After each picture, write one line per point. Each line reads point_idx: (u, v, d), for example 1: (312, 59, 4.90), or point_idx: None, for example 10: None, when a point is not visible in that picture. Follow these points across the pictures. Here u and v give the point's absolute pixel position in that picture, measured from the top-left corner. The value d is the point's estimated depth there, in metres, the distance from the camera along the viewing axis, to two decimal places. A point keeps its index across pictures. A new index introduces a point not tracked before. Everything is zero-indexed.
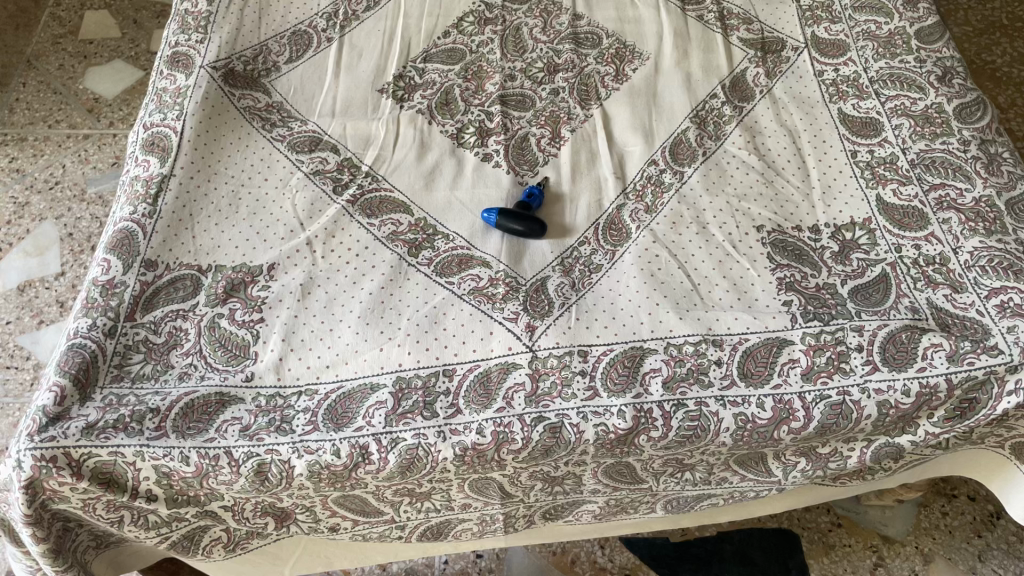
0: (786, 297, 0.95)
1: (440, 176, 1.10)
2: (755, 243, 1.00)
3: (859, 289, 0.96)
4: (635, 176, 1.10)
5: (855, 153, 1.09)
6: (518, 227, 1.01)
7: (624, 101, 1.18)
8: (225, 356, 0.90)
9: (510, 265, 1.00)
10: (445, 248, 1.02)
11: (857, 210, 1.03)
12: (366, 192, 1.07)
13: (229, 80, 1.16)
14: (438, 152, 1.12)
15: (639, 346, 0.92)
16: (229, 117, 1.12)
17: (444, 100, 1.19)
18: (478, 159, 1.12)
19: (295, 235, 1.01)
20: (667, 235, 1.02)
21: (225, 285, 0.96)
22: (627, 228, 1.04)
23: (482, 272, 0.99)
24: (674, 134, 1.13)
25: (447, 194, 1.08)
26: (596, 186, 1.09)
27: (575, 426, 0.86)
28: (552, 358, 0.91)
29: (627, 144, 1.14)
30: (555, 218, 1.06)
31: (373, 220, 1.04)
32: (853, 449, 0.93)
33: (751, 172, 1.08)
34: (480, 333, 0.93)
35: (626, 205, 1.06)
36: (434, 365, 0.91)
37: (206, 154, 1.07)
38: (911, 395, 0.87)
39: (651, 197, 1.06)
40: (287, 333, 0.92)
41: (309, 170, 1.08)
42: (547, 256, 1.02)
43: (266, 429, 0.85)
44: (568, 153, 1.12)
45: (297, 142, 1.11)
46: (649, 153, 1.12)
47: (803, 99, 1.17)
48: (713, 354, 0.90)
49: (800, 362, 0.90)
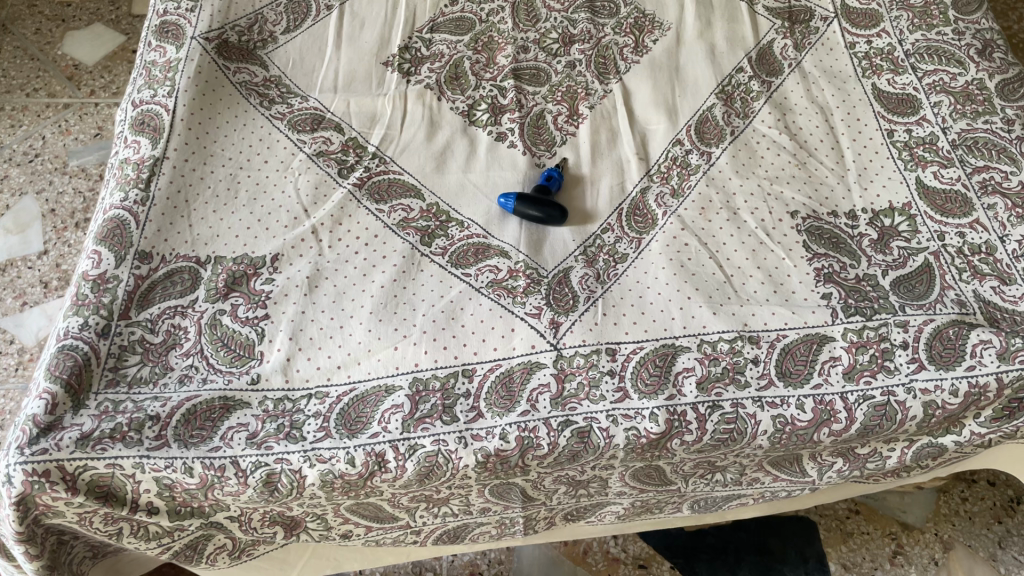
0: (825, 289, 0.89)
1: (452, 157, 1.03)
2: (790, 230, 0.95)
3: (901, 280, 0.90)
4: (659, 157, 1.03)
5: (891, 132, 1.03)
6: (537, 213, 0.95)
7: (645, 76, 1.11)
8: (228, 356, 0.84)
9: (530, 254, 0.94)
10: (459, 236, 0.96)
11: (895, 194, 0.98)
12: (374, 174, 1.00)
13: (224, 52, 1.08)
14: (449, 131, 1.05)
15: (671, 343, 0.86)
16: (224, 93, 1.04)
17: (453, 73, 1.11)
18: (492, 138, 1.05)
19: (299, 223, 0.95)
20: (697, 222, 0.96)
21: (226, 278, 0.89)
22: (652, 214, 0.98)
23: (501, 262, 0.93)
24: (699, 111, 1.07)
25: (460, 177, 1.01)
26: (617, 168, 1.03)
27: (604, 431, 0.81)
28: (578, 357, 0.85)
29: (650, 122, 1.07)
30: (575, 202, 1.00)
31: (382, 205, 0.97)
32: (893, 449, 0.88)
33: (783, 153, 1.02)
34: (501, 329, 0.87)
35: (651, 188, 1.00)
36: (453, 365, 0.85)
37: (201, 134, 0.99)
38: (959, 395, 0.82)
39: (678, 180, 1.00)
40: (294, 331, 0.86)
41: (312, 151, 1.01)
42: (569, 243, 0.95)
43: (275, 437, 0.80)
44: (587, 132, 1.06)
45: (298, 120, 1.04)
46: (674, 132, 1.05)
47: (834, 73, 1.10)
48: (750, 352, 0.85)
49: (842, 360, 0.85)
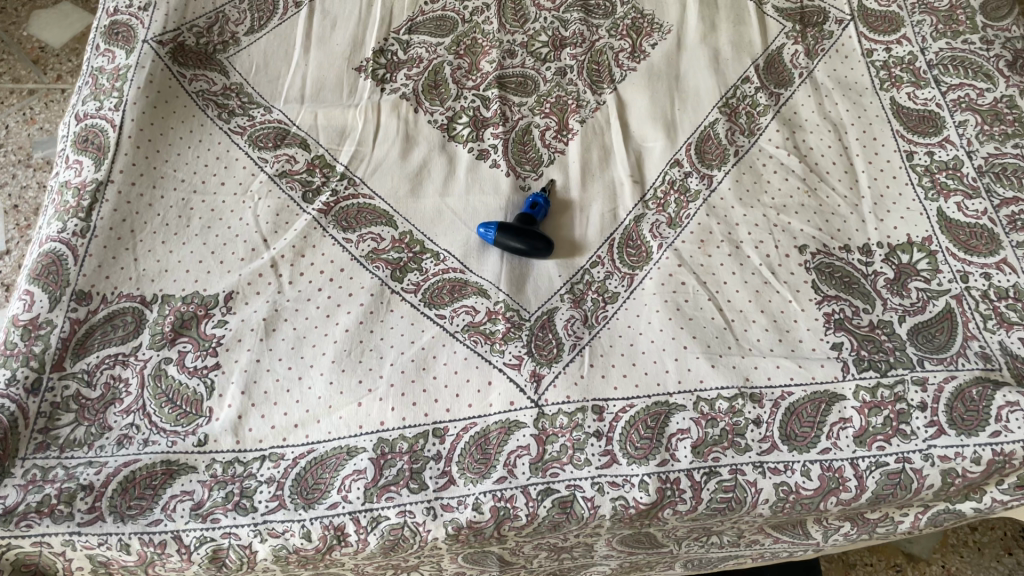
0: (836, 337, 0.81)
1: (428, 178, 0.94)
2: (798, 268, 0.86)
3: (919, 328, 0.82)
4: (655, 180, 0.94)
5: (911, 155, 0.94)
6: (521, 246, 0.86)
7: (642, 85, 1.02)
8: (173, 414, 0.76)
9: (511, 292, 0.85)
10: (434, 270, 0.87)
11: (915, 227, 0.89)
12: (341, 199, 0.91)
13: (179, 57, 0.98)
14: (426, 148, 0.96)
15: (664, 401, 0.78)
16: (178, 104, 0.95)
17: (432, 81, 1.02)
18: (473, 156, 0.96)
19: (257, 256, 0.86)
20: (695, 256, 0.87)
21: (173, 321, 0.81)
22: (647, 246, 0.89)
23: (479, 301, 0.84)
24: (701, 127, 0.97)
25: (437, 202, 0.92)
26: (610, 192, 0.94)
27: (589, 501, 0.73)
28: (562, 416, 0.77)
29: (647, 139, 0.98)
30: (562, 232, 0.91)
31: (350, 234, 0.88)
32: (906, 514, 0.80)
33: (791, 177, 0.93)
34: (476, 383, 0.79)
35: (646, 216, 0.91)
36: (423, 424, 0.77)
37: (151, 153, 0.90)
38: (982, 464, 0.74)
39: (675, 207, 0.91)
40: (247, 383, 0.78)
41: (273, 171, 0.92)
42: (554, 279, 0.87)
43: (223, 507, 0.72)
44: (577, 150, 0.97)
45: (260, 135, 0.95)
46: (672, 150, 0.96)
47: (850, 84, 1.01)
48: (751, 412, 0.77)
49: (853, 422, 0.76)
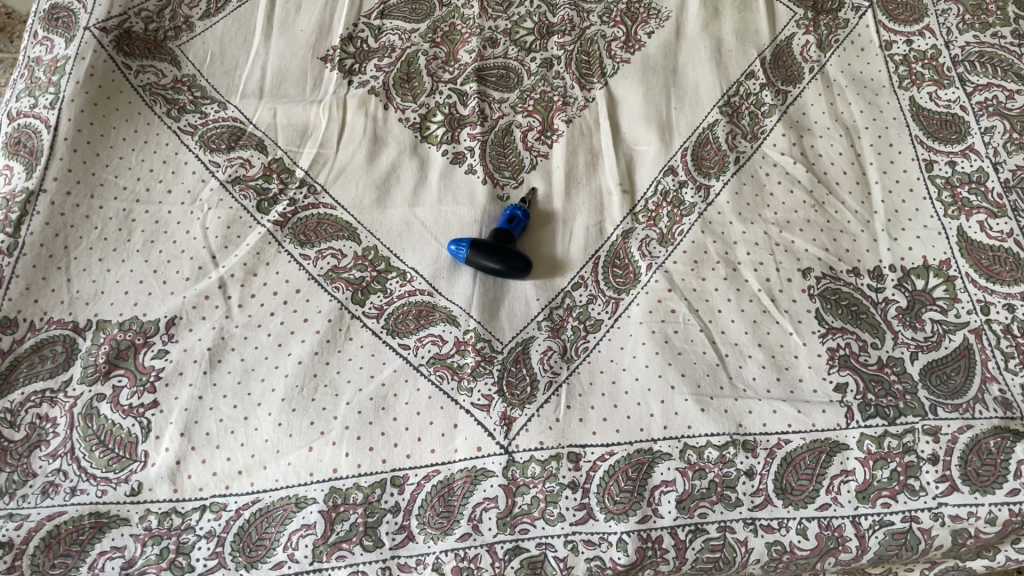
0: (840, 377, 0.73)
1: (397, 185, 0.85)
2: (800, 295, 0.78)
3: (932, 367, 0.74)
4: (647, 190, 0.86)
5: (931, 165, 0.85)
6: (496, 267, 0.78)
7: (636, 80, 0.92)
8: (104, 458, 0.69)
9: (484, 319, 0.77)
10: (399, 292, 0.79)
11: (932, 248, 0.80)
12: (300, 209, 0.83)
13: (124, 46, 0.89)
14: (395, 151, 0.87)
15: (647, 449, 0.70)
16: (123, 101, 0.86)
17: (405, 72, 0.92)
18: (447, 160, 0.87)
19: (204, 274, 0.78)
20: (687, 280, 0.79)
21: (108, 351, 0.73)
22: (635, 266, 0.81)
23: (447, 329, 0.76)
24: (698, 130, 0.89)
25: (405, 213, 0.84)
26: (596, 203, 0.85)
27: (561, 562, 0.66)
28: (534, 464, 0.69)
29: (639, 142, 0.89)
30: (542, 248, 0.83)
31: (308, 250, 0.81)
32: (911, 569, 0.73)
33: (797, 189, 0.84)
34: (440, 426, 0.71)
35: (634, 231, 0.83)
36: (380, 472, 0.69)
37: (90, 157, 0.82)
38: (998, 525, 0.66)
39: (667, 223, 0.83)
40: (188, 423, 0.70)
41: (225, 177, 0.84)
42: (532, 304, 0.79)
43: (156, 566, 0.65)
44: (562, 155, 0.88)
45: (212, 135, 0.86)
46: (666, 156, 0.87)
47: (865, 82, 0.92)
48: (743, 462, 0.69)
49: (856, 475, 0.69)
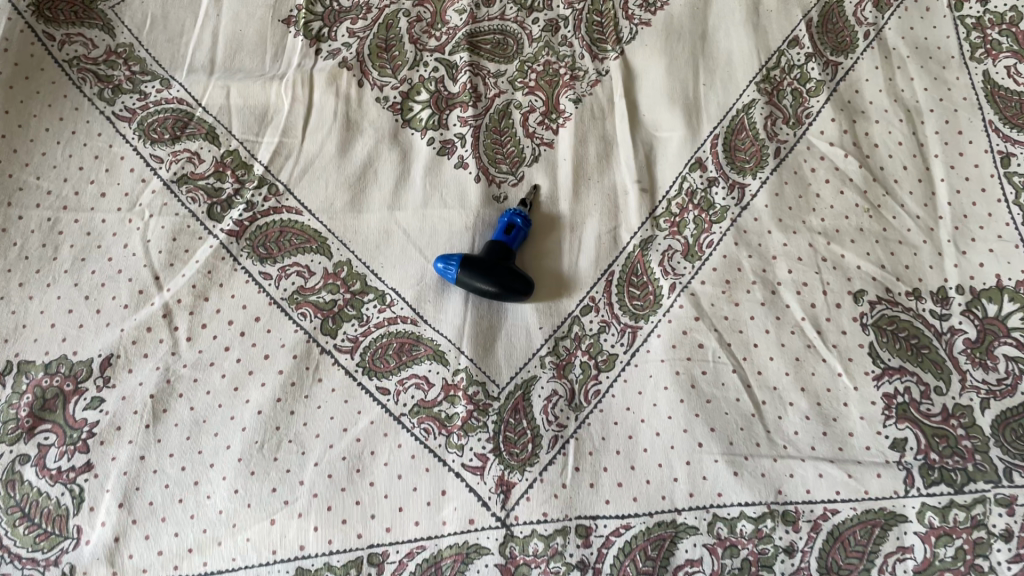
0: (898, 431, 0.62)
1: (374, 183, 0.72)
2: (850, 325, 0.66)
3: (1006, 418, 0.62)
4: (669, 188, 0.72)
5: (1008, 160, 0.72)
6: (492, 291, 0.66)
7: (657, 48, 0.78)
8: (30, 535, 0.58)
9: (477, 355, 0.65)
10: (377, 319, 0.67)
11: (1008, 264, 0.68)
12: (258, 214, 0.70)
13: (46, 12, 0.75)
14: (372, 139, 0.74)
15: (670, 521, 0.59)
16: (44, 81, 0.72)
17: (383, 39, 0.78)
18: (433, 151, 0.74)
19: (145, 300, 0.66)
20: (717, 305, 0.67)
21: (32, 402, 0.62)
22: (655, 286, 0.68)
23: (433, 369, 0.64)
24: (731, 112, 0.75)
25: (384, 219, 0.71)
26: (609, 205, 0.72)
27: None
28: (536, 540, 0.58)
29: (661, 127, 0.75)
30: (545, 262, 0.70)
31: (269, 268, 0.68)
32: None
33: (849, 189, 0.71)
34: (425, 493, 0.60)
35: (655, 241, 0.70)
36: (355, 549, 0.58)
37: (6, 155, 0.69)
38: None
39: (693, 231, 0.70)
40: (127, 491, 0.59)
41: (169, 176, 0.70)
42: (533, 334, 0.67)
43: None
44: (569, 145, 0.74)
45: (154, 121, 0.72)
46: (693, 145, 0.74)
47: (931, 50, 0.77)
48: (784, 537, 0.58)
49: (914, 553, 0.58)
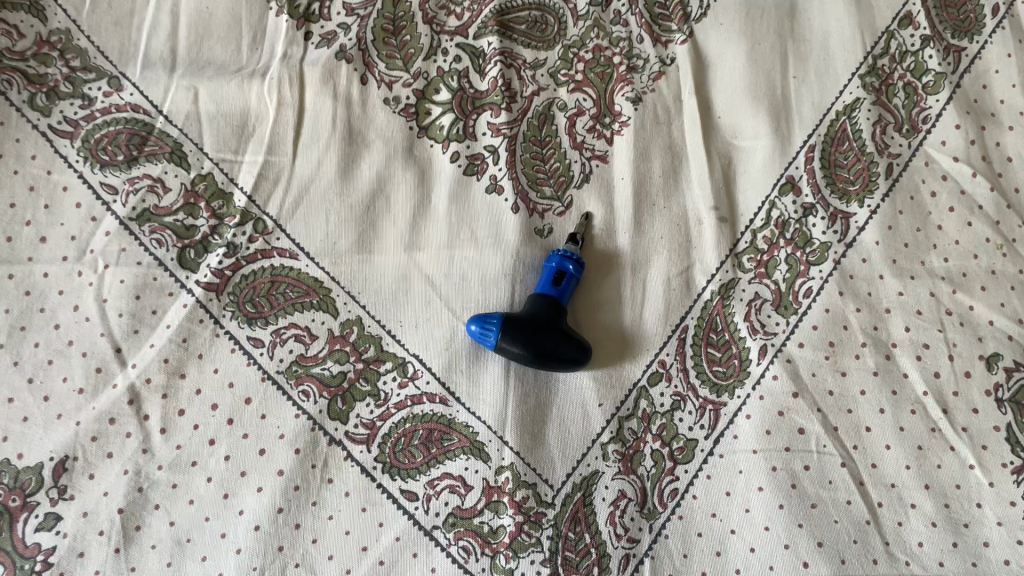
0: None
1: (387, 215, 0.58)
2: (983, 401, 0.54)
3: None
4: (754, 216, 0.58)
5: None
6: (523, 355, 0.52)
7: (736, 27, 0.62)
8: None
9: (524, 445, 0.53)
10: (397, 398, 0.54)
11: None
12: (243, 261, 0.56)
13: None
14: (381, 155, 0.59)
15: None
16: None
17: (391, 17, 0.61)
18: (458, 170, 0.59)
19: (105, 381, 0.52)
20: (819, 376, 0.54)
21: None
22: (740, 348, 0.55)
23: (471, 467, 0.52)
24: (830, 115, 0.60)
25: (401, 262, 0.57)
26: (679, 238, 0.58)
27: None
28: None
29: (741, 134, 0.60)
30: (602, 314, 0.56)
31: (259, 332, 0.54)
32: None
33: (978, 218, 0.57)
34: None
35: (738, 287, 0.57)
36: None
37: None
38: None
39: (785, 274, 0.57)
40: None
41: (127, 212, 0.56)
42: (591, 413, 0.54)
43: None
44: (628, 159, 0.59)
45: (104, 137, 0.57)
46: (783, 159, 0.59)
47: None
48: None
49: None
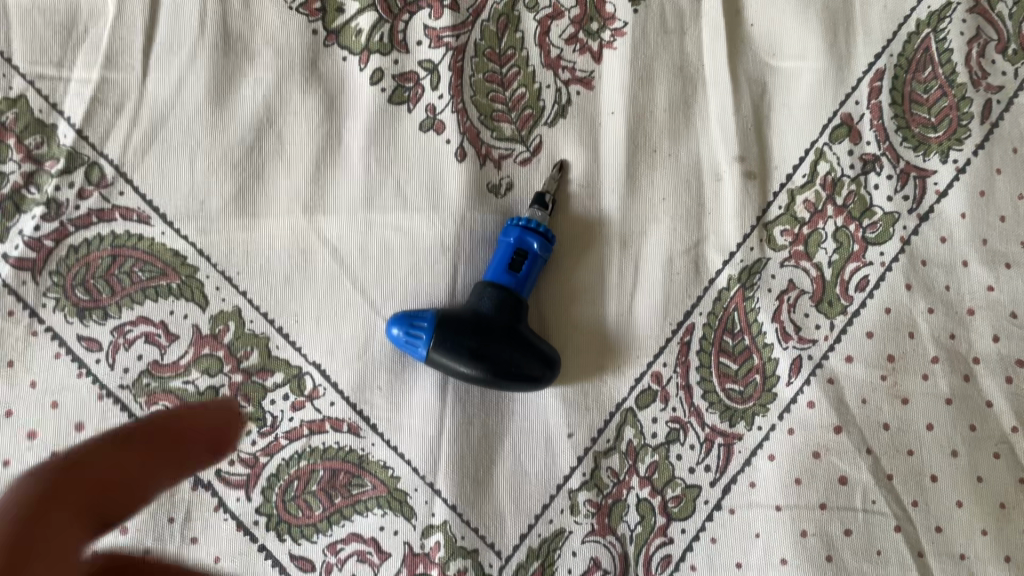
0: None
1: (277, 159, 0.41)
2: None
3: None
4: (795, 170, 0.42)
5: None
6: (475, 376, 0.37)
7: None
8: None
9: (462, 496, 0.38)
10: (289, 424, 0.39)
11: None
12: (71, 225, 0.39)
13: None
14: (272, 70, 0.41)
15: None
16: None
17: None
18: (381, 95, 0.41)
19: None
20: (871, 403, 0.40)
21: None
22: (765, 360, 0.40)
23: (387, 526, 0.38)
24: (907, 28, 0.42)
25: (296, 230, 0.40)
26: (687, 200, 0.42)
27: None
28: None
29: (782, 51, 0.42)
30: (577, 307, 0.41)
31: (94, 329, 0.39)
32: None
33: None
34: None
35: (766, 272, 0.41)
36: None
37: None
38: None
39: (832, 256, 0.41)
40: None
41: None
42: (557, 447, 0.39)
43: None
44: (623, 85, 0.42)
45: None
46: (838, 91, 0.42)
47: None
48: None
49: None
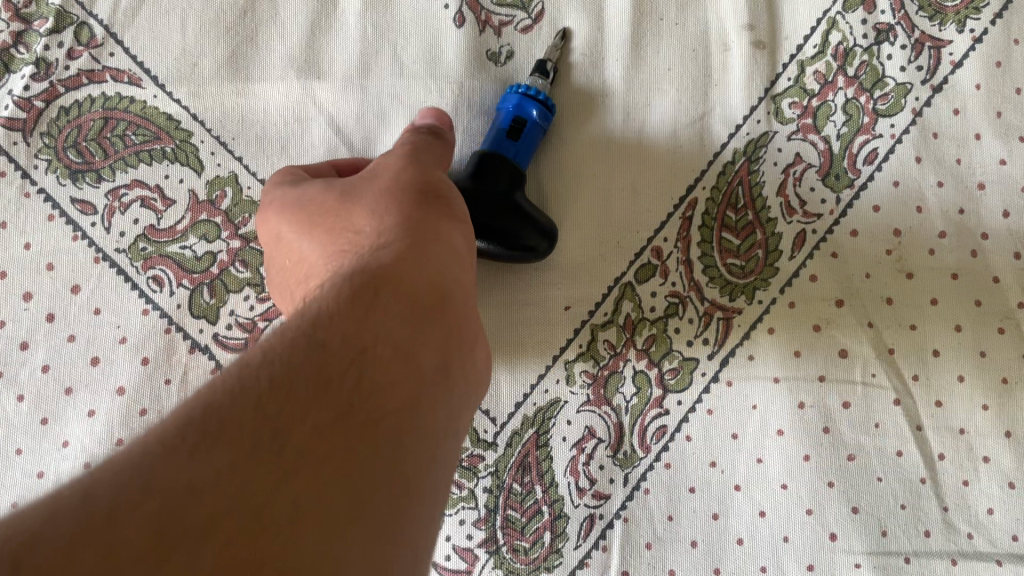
0: None
1: (272, 23, 0.40)
2: None
3: None
4: (806, 40, 0.40)
5: None
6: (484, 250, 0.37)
7: None
8: None
9: None
10: None
11: None
12: (64, 86, 0.39)
13: None
14: None
15: None
16: None
17: None
18: None
19: None
20: (875, 278, 0.39)
21: None
22: (768, 234, 0.39)
23: None
24: None
25: (292, 95, 0.39)
26: (694, 70, 0.40)
27: None
28: None
29: None
30: (579, 180, 0.40)
31: (88, 191, 0.38)
32: None
33: None
34: None
35: (773, 146, 0.40)
36: None
37: None
38: None
39: (841, 129, 0.40)
40: None
41: None
42: (555, 318, 0.39)
43: None
44: None
45: None
46: None
47: None
48: None
49: None
